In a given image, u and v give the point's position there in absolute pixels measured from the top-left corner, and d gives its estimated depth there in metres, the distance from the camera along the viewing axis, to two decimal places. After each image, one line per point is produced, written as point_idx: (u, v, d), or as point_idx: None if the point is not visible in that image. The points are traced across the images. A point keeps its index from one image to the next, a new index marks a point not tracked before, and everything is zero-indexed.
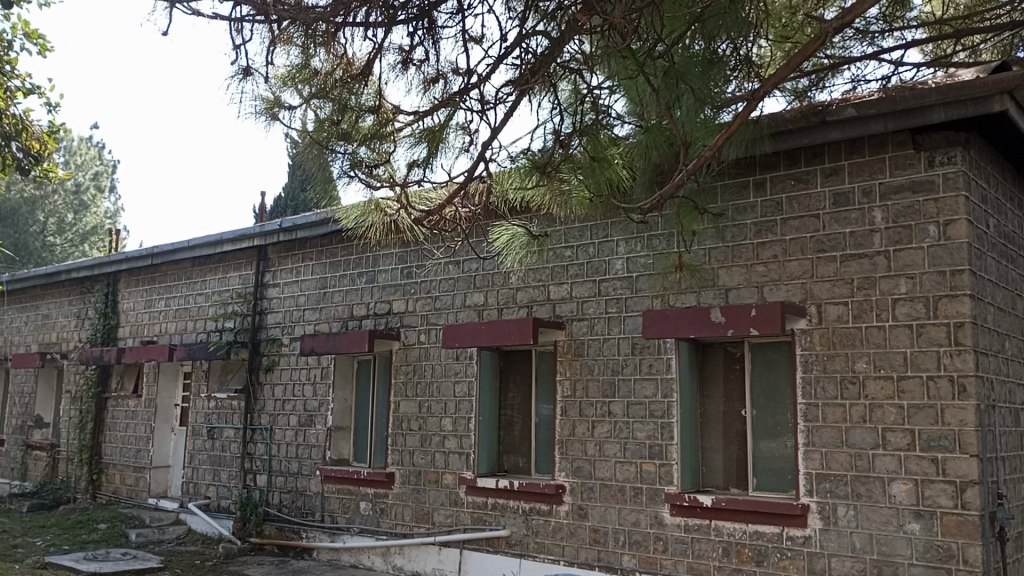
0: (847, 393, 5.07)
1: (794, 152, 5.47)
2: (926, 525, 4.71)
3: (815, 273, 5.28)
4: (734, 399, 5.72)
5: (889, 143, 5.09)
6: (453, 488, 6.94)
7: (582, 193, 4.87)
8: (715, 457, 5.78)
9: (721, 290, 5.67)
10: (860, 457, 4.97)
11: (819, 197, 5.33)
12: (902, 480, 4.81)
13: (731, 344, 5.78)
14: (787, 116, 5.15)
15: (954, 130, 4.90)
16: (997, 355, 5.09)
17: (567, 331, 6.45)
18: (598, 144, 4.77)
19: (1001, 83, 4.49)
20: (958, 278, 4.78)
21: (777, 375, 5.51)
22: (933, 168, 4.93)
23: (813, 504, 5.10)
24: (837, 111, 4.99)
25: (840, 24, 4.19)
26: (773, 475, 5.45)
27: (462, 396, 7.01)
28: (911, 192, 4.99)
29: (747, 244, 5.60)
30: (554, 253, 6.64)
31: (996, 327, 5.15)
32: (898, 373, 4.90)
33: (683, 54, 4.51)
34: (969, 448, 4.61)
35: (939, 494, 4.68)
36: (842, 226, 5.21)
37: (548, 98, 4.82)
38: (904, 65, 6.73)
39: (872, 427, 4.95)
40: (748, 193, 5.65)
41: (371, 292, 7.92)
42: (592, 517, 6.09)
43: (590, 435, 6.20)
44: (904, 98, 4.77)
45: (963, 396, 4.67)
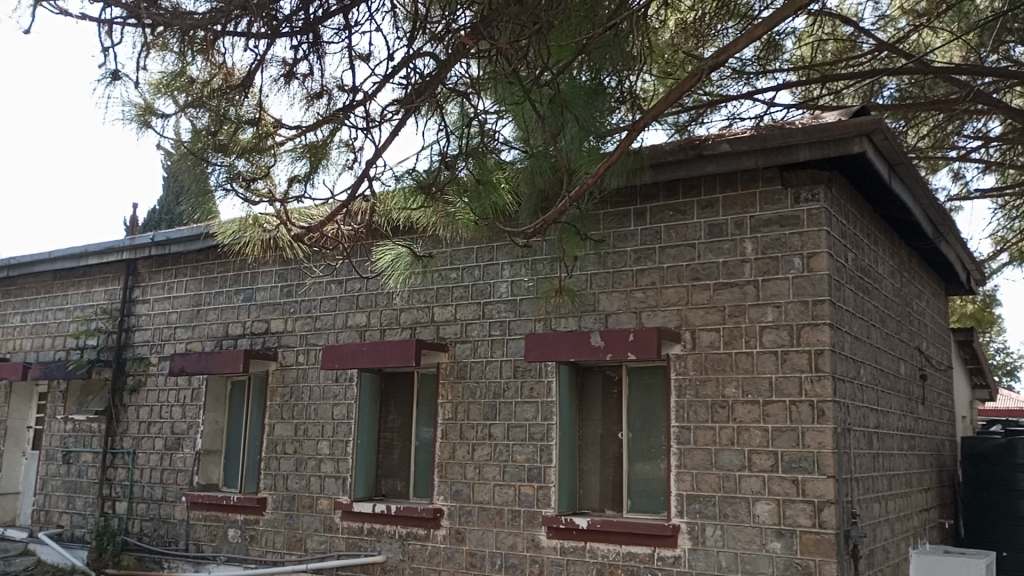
0: (717, 417, 5.26)
1: (673, 184, 5.67)
2: (787, 544, 4.91)
3: (690, 301, 5.47)
4: (612, 422, 5.83)
5: (760, 178, 5.36)
6: (327, 513, 6.74)
7: (467, 214, 4.90)
8: (592, 479, 5.86)
9: (601, 315, 5.79)
10: (727, 478, 5.16)
11: (695, 227, 5.54)
12: (766, 501, 5.01)
13: (609, 368, 5.90)
14: (666, 148, 5.37)
15: (818, 168, 5.20)
16: (853, 381, 5.41)
17: (449, 353, 6.42)
18: (484, 167, 4.76)
19: (860, 127, 4.81)
20: (819, 308, 5.06)
21: (652, 399, 5.67)
22: (798, 204, 5.22)
23: (683, 524, 5.25)
24: (713, 146, 5.21)
25: (716, 62, 4.37)
26: (647, 496, 5.58)
27: (340, 418, 6.84)
28: (779, 226, 5.26)
29: (627, 270, 5.75)
30: (438, 275, 6.61)
31: (853, 355, 5.48)
32: (764, 397, 5.12)
33: (569, 82, 4.66)
34: (827, 470, 4.86)
35: (799, 513, 4.91)
36: (715, 256, 5.44)
37: (434, 119, 4.80)
38: (776, 106, 7.14)
39: (740, 449, 5.14)
40: (629, 222, 5.82)
41: (249, 310, 7.65)
42: (469, 541, 6.05)
43: (469, 458, 6.17)
44: (773, 136, 5.03)
45: (822, 419, 4.93)
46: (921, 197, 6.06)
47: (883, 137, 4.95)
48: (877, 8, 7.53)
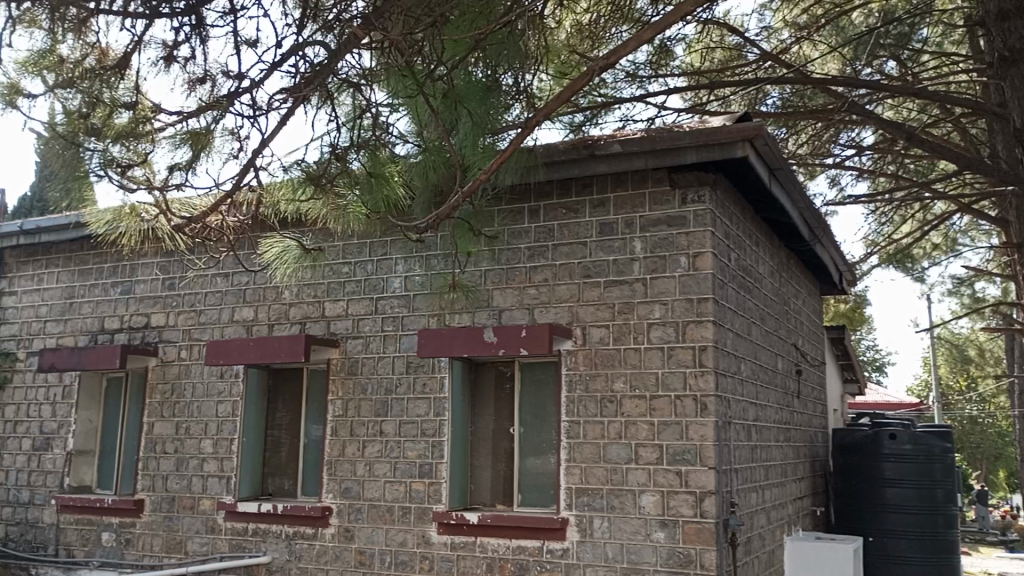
0: (606, 411, 5.37)
1: (566, 182, 5.75)
2: (670, 533, 5.07)
3: (581, 297, 5.57)
4: (504, 417, 5.87)
5: (649, 179, 5.50)
6: (210, 514, 6.51)
7: (359, 208, 4.82)
8: (483, 475, 5.89)
9: (494, 311, 5.81)
10: (615, 471, 5.28)
11: (586, 225, 5.64)
12: (650, 493, 5.16)
13: (502, 363, 5.94)
14: (560, 147, 5.44)
15: (704, 170, 5.38)
16: (734, 376, 5.63)
17: (340, 349, 6.31)
18: (377, 160, 4.74)
19: (743, 132, 4.99)
20: (703, 306, 5.24)
21: (544, 394, 5.74)
22: (685, 205, 5.39)
23: (571, 517, 5.34)
24: (605, 147, 5.30)
25: (606, 63, 4.50)
26: (537, 490, 5.65)
27: (226, 416, 6.62)
28: (666, 226, 5.41)
29: (520, 267, 5.79)
30: (329, 269, 6.49)
31: (734, 351, 5.70)
32: (651, 392, 5.27)
33: (464, 78, 4.65)
34: (708, 461, 5.04)
35: (682, 504, 5.07)
36: (606, 254, 5.55)
37: (326, 110, 4.68)
38: (667, 109, 7.34)
39: (627, 443, 5.27)
40: (522, 219, 5.86)
41: (127, 304, 7.30)
42: (358, 539, 5.97)
43: (360, 455, 6.09)
44: (662, 138, 5.16)
45: (704, 413, 5.11)
46: (798, 201, 6.37)
47: (764, 143, 5.16)
48: (762, 19, 7.83)
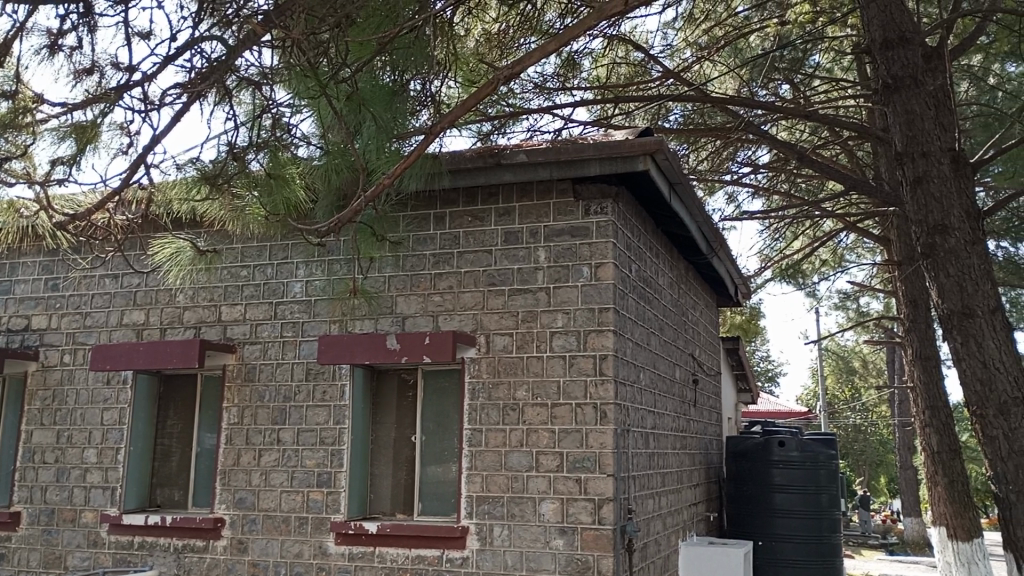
0: (507, 419, 5.39)
1: (472, 191, 5.75)
2: (568, 540, 5.12)
3: (485, 305, 5.58)
4: (405, 425, 5.82)
5: (553, 190, 5.56)
6: (92, 527, 6.19)
7: (257, 210, 4.70)
8: (383, 484, 5.82)
9: (398, 318, 5.76)
10: (516, 478, 5.30)
11: (492, 234, 5.65)
12: (550, 500, 5.20)
13: (404, 371, 5.88)
14: (466, 155, 5.42)
15: (607, 183, 5.47)
16: (633, 385, 5.75)
17: (237, 355, 6.12)
18: (277, 162, 4.61)
19: (645, 146, 5.11)
20: (604, 315, 5.33)
21: (446, 402, 5.72)
22: (588, 216, 5.46)
23: (471, 525, 5.33)
24: (510, 156, 5.32)
25: (511, 72, 4.54)
26: (437, 499, 5.61)
27: (111, 424, 6.31)
28: (570, 236, 5.48)
29: (425, 274, 5.76)
30: (226, 272, 6.30)
31: (634, 359, 5.82)
32: (552, 400, 5.32)
33: (369, 81, 4.59)
34: (607, 468, 5.12)
35: (581, 511, 5.13)
36: (511, 262, 5.58)
37: (224, 107, 4.57)
38: (573, 122, 7.47)
39: (528, 450, 5.31)
40: (428, 225, 5.83)
41: (7, 305, 6.91)
42: (251, 551, 5.79)
43: (255, 464, 5.91)
44: (566, 150, 5.22)
45: (603, 421, 5.19)
46: (696, 215, 6.57)
47: (664, 157, 5.30)
48: (665, 37, 8.07)
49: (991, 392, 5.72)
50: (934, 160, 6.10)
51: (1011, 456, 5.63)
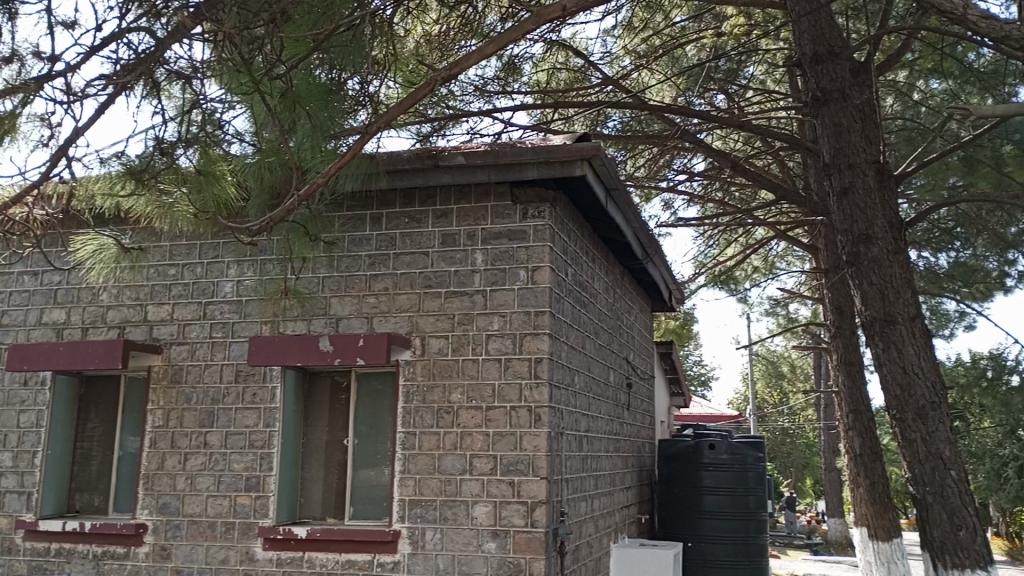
0: (442, 422, 5.36)
1: (409, 192, 5.70)
2: (501, 544, 5.11)
3: (421, 307, 5.54)
4: (338, 428, 5.74)
5: (491, 193, 5.55)
6: (6, 534, 5.94)
7: (186, 207, 4.53)
8: (314, 487, 5.72)
9: (331, 319, 5.67)
10: (449, 482, 5.27)
11: (429, 236, 5.62)
12: (483, 503, 5.19)
13: (337, 373, 5.80)
14: (403, 155, 5.34)
15: (545, 187, 5.47)
16: (567, 388, 5.78)
17: (163, 356, 5.95)
18: (208, 158, 4.50)
19: (582, 151, 5.13)
20: (540, 319, 5.34)
21: (380, 405, 5.66)
22: (526, 220, 5.47)
23: (404, 530, 5.28)
24: (448, 158, 5.29)
25: (448, 74, 4.54)
26: (369, 503, 5.55)
27: (29, 427, 6.07)
28: (507, 240, 5.48)
29: (360, 275, 5.69)
30: (152, 271, 6.12)
31: (569, 363, 5.85)
32: (487, 403, 5.31)
33: (303, 78, 4.52)
34: (540, 471, 5.13)
35: (514, 514, 5.13)
36: (448, 265, 5.55)
37: (151, 100, 4.43)
38: (513, 126, 7.49)
39: (462, 454, 5.29)
40: (364, 226, 5.75)
41: None
42: (175, 557, 5.62)
43: (180, 468, 5.75)
44: (504, 153, 5.20)
45: (538, 424, 5.20)
46: (632, 220, 6.64)
47: (601, 163, 5.33)
48: (605, 44, 8.12)
49: (910, 397, 5.94)
50: (859, 172, 6.32)
51: (928, 458, 5.84)
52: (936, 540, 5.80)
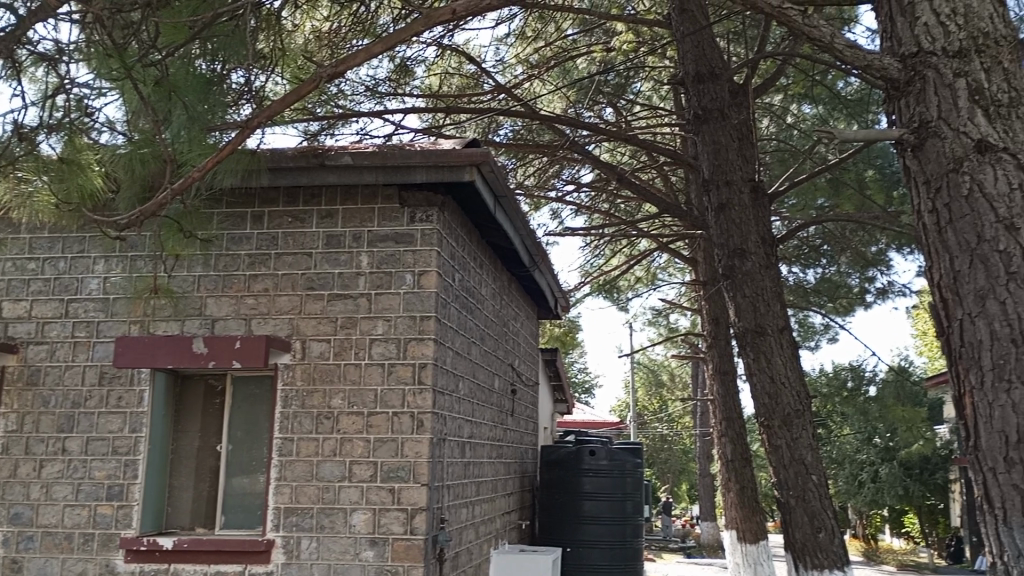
0: (321, 428, 5.23)
1: (293, 191, 5.54)
2: (378, 552, 5.03)
3: (302, 310, 5.39)
4: (211, 434, 5.51)
5: (379, 195, 5.46)
6: None
7: (47, 197, 4.23)
8: (183, 496, 5.47)
9: (206, 320, 5.44)
10: (327, 489, 5.14)
11: (312, 236, 5.47)
12: (362, 511, 5.09)
13: (212, 377, 5.57)
14: (287, 153, 5.17)
15: (433, 191, 5.42)
16: (451, 394, 5.75)
17: (19, 356, 5.55)
18: (73, 146, 4.24)
19: (471, 157, 5.11)
20: (425, 323, 5.30)
21: (256, 410, 5.47)
22: (413, 223, 5.41)
23: (278, 539, 5.12)
24: (335, 157, 5.15)
25: (335, 71, 4.45)
26: (242, 512, 5.35)
27: None
28: (394, 242, 5.40)
29: (238, 275, 5.48)
30: (9, 264, 5.71)
31: (453, 369, 5.82)
32: (368, 409, 5.22)
33: (182, 66, 4.33)
34: (421, 478, 5.08)
35: (392, 521, 5.05)
36: (331, 267, 5.43)
37: (11, 83, 4.19)
38: (403, 128, 7.41)
39: (341, 460, 5.17)
40: (244, 224, 5.54)
41: None
42: (26, 571, 5.25)
43: (35, 476, 5.37)
44: (392, 155, 5.12)
45: (420, 430, 5.15)
46: (520, 228, 6.69)
47: (490, 169, 5.33)
48: (498, 52, 8.17)
49: (777, 405, 6.24)
50: (735, 189, 6.61)
51: (792, 464, 6.14)
52: (798, 542, 6.08)
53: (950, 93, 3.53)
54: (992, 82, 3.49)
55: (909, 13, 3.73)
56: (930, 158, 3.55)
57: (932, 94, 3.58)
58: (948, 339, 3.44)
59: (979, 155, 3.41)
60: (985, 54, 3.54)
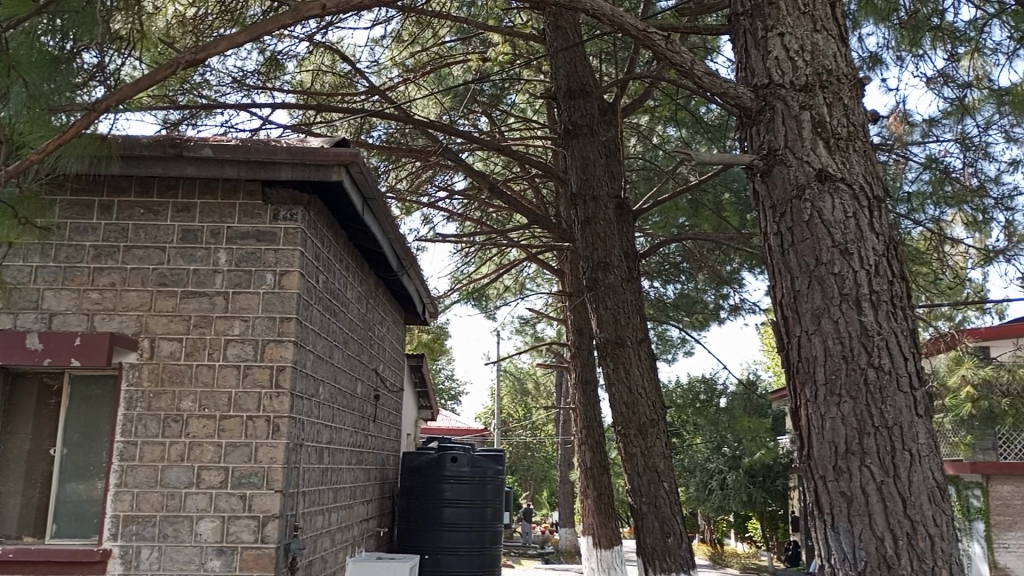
0: (168, 432, 4.97)
1: (147, 180, 5.24)
2: (226, 561, 4.82)
3: (152, 307, 5.12)
4: (44, 436, 5.13)
5: (241, 189, 5.26)
6: None
7: None
8: (10, 503, 5.05)
9: (43, 315, 5.07)
10: (172, 496, 4.89)
11: (166, 230, 5.20)
12: (210, 518, 4.87)
13: (47, 375, 5.18)
14: (142, 141, 4.90)
15: (298, 189, 5.28)
16: (310, 398, 5.60)
17: None
18: None
19: (339, 157, 5.01)
20: (285, 325, 5.14)
21: (97, 411, 5.14)
22: (276, 221, 5.25)
23: (115, 548, 4.81)
24: (194, 149, 4.91)
25: (194, 58, 4.26)
26: (77, 520, 5.01)
27: None
28: (255, 240, 5.22)
29: (82, 267, 5.14)
30: None
31: (313, 372, 5.68)
32: (221, 412, 5.01)
33: (24, 41, 4.05)
34: (275, 484, 4.92)
35: (242, 529, 4.87)
36: (186, 263, 5.18)
37: None
38: (272, 123, 7.19)
39: (189, 466, 4.93)
40: (91, 214, 5.20)
41: None
42: None
43: None
44: (257, 150, 4.94)
45: (276, 435, 4.99)
46: (388, 232, 6.61)
47: (359, 170, 5.23)
48: (373, 53, 8.08)
49: (633, 414, 6.46)
50: (601, 204, 6.81)
51: (645, 471, 6.37)
52: (648, 547, 6.31)
53: (796, 124, 3.77)
54: (833, 116, 3.75)
55: (762, 47, 3.98)
56: (776, 184, 3.78)
57: (780, 124, 3.81)
58: (787, 354, 3.67)
59: (820, 184, 3.65)
60: (828, 90, 3.80)
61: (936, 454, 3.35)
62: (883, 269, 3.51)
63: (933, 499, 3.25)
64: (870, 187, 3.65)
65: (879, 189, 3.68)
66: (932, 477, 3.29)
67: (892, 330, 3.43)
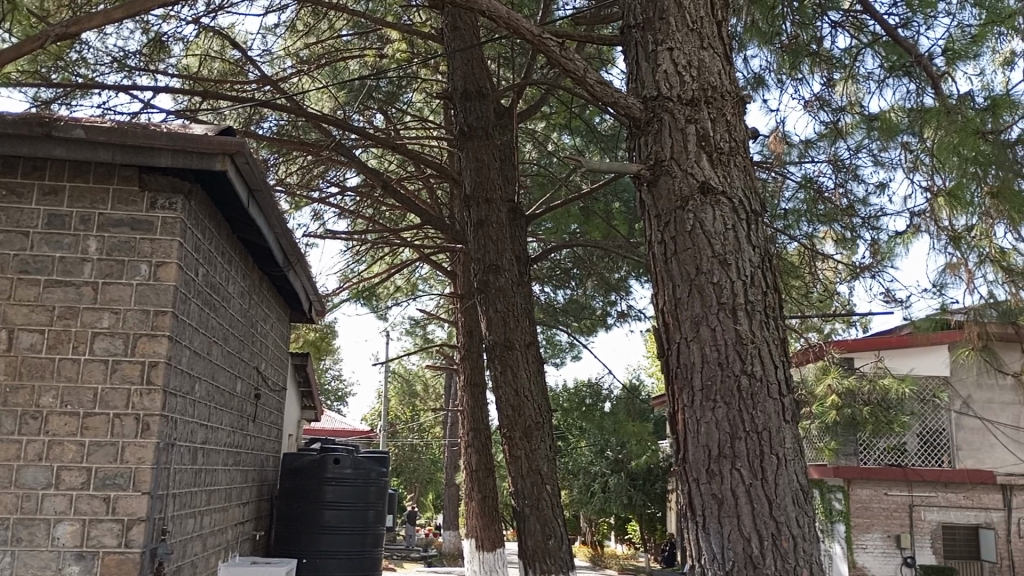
0: (25, 429, 4.65)
1: (10, 159, 4.88)
2: (85, 566, 4.55)
3: (11, 296, 4.77)
4: None
5: (115, 174, 4.96)
6: None
7: None
8: None
9: None
10: (27, 498, 4.57)
11: (31, 214, 4.85)
12: (69, 521, 4.58)
13: None
14: (6, 118, 4.56)
15: (178, 177, 5.03)
16: (185, 396, 5.36)
17: None
18: None
19: (224, 146, 4.81)
20: (160, 319, 4.91)
21: None
22: (153, 210, 4.99)
23: None
24: (64, 129, 4.61)
25: (64, 32, 4.07)
26: None
27: None
28: (128, 228, 4.94)
29: None
30: None
31: (189, 369, 5.44)
32: (85, 409, 4.73)
33: None
34: (142, 486, 4.67)
35: (105, 533, 4.60)
36: (51, 249, 4.85)
37: None
38: (153, 107, 6.87)
39: (47, 465, 4.62)
40: None
41: None
42: None
43: None
44: (134, 134, 4.68)
45: (145, 434, 4.75)
46: (275, 226, 6.41)
47: (245, 161, 5.05)
48: (265, 42, 7.84)
49: (519, 417, 6.50)
50: (494, 207, 6.83)
51: (529, 474, 6.42)
52: (529, 549, 6.37)
53: (682, 136, 3.89)
54: (716, 131, 3.89)
55: (653, 60, 4.09)
56: (662, 194, 3.88)
57: (666, 136, 3.92)
58: (667, 360, 3.77)
59: (702, 196, 3.77)
60: (712, 106, 3.94)
61: (800, 459, 3.51)
62: (758, 281, 3.67)
63: (797, 501, 3.41)
64: (748, 202, 3.81)
65: (756, 204, 3.85)
66: (796, 480, 3.45)
67: (764, 339, 3.58)
